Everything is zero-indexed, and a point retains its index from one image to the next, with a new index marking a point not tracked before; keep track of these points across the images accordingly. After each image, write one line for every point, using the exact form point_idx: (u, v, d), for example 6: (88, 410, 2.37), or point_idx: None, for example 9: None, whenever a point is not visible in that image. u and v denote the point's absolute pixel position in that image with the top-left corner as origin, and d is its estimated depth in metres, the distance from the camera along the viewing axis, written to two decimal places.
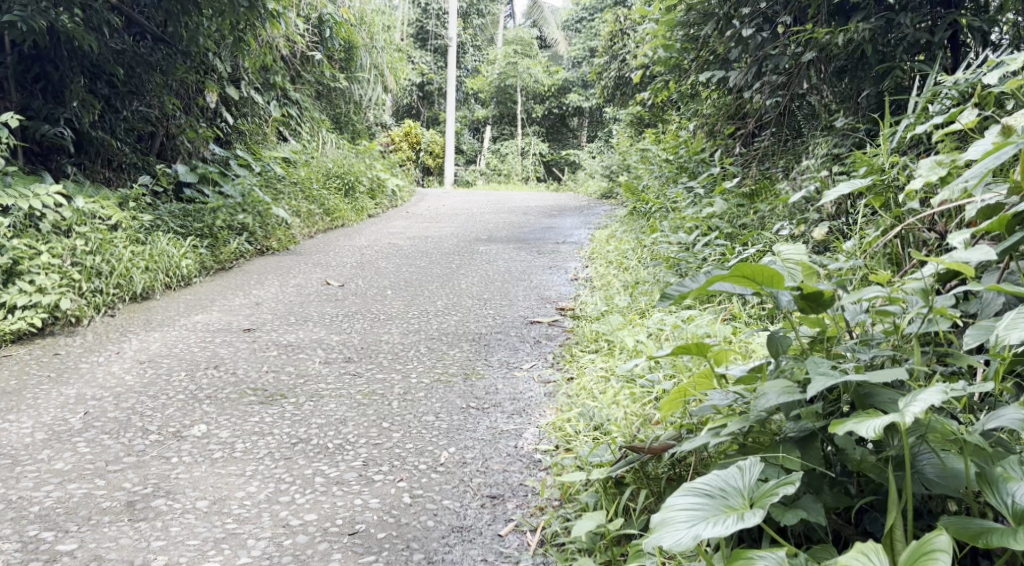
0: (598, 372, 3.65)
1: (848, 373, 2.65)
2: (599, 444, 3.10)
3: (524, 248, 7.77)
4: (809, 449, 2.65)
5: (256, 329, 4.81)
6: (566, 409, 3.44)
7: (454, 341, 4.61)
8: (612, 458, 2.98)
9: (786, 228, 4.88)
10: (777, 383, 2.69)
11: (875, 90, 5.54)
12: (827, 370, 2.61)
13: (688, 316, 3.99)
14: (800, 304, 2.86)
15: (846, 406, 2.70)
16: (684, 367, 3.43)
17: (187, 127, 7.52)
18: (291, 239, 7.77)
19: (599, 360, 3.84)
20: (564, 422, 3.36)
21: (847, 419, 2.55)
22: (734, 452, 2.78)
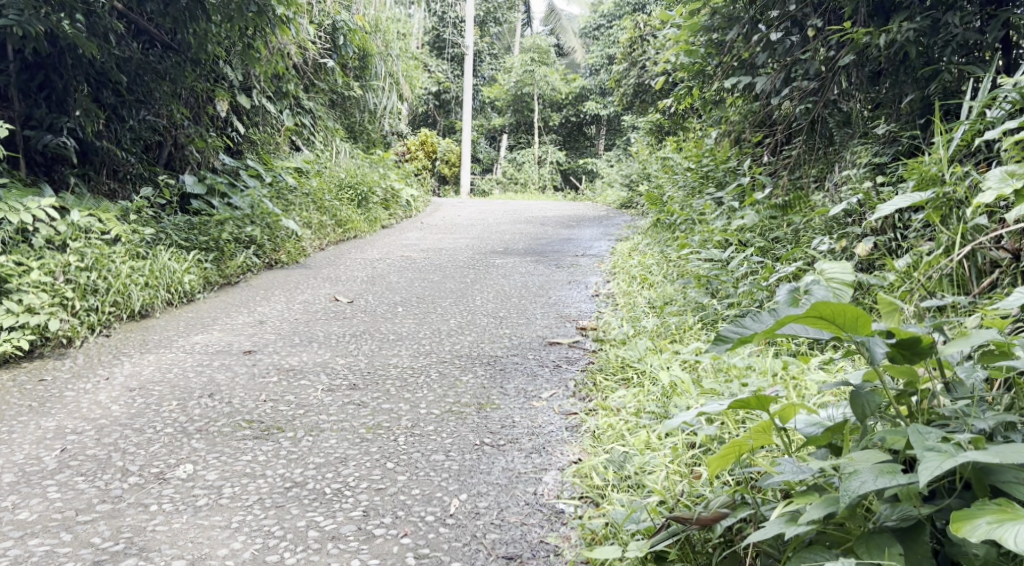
0: (630, 409, 3.33)
1: (967, 449, 2.40)
2: (635, 505, 2.80)
3: (543, 261, 7.46)
4: (915, 544, 2.40)
5: (258, 351, 4.50)
6: (593, 452, 3.13)
7: (468, 365, 4.29)
8: (653, 525, 2.69)
9: (827, 243, 4.58)
10: (873, 461, 2.43)
11: (918, 94, 5.17)
12: (938, 447, 2.38)
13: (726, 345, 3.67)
14: (891, 353, 2.57)
15: (958, 483, 2.47)
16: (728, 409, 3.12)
17: (196, 137, 7.25)
18: (301, 252, 7.44)
19: (629, 391, 3.52)
20: (589, 469, 3.05)
21: (978, 515, 2.33)
22: (811, 537, 2.50)
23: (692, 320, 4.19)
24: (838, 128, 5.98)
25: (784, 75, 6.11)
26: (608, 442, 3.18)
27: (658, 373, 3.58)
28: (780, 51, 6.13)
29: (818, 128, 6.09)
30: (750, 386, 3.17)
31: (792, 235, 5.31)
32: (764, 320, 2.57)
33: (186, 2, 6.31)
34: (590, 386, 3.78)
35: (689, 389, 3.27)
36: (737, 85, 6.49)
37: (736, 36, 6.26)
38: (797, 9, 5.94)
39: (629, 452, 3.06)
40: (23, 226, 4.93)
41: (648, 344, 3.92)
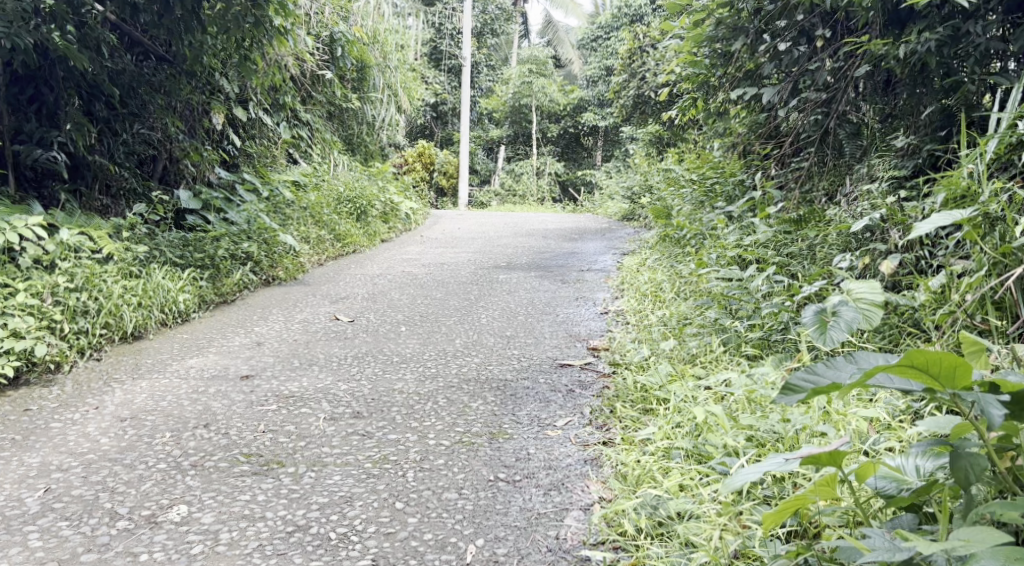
0: (657, 447, 3.15)
1: None
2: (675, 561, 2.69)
3: (548, 275, 7.28)
4: None
5: (256, 375, 4.30)
6: (620, 494, 2.98)
7: (477, 390, 4.09)
8: None
9: (849, 261, 4.43)
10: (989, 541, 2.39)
11: (938, 104, 4.99)
12: None
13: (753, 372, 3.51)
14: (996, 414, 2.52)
15: None
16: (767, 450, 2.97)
17: (191, 151, 7.05)
18: (299, 268, 7.24)
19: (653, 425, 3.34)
20: (618, 513, 2.89)
21: None
22: None
23: (713, 343, 4.00)
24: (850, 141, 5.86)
25: (791, 86, 6.00)
26: (638, 485, 3.01)
27: (683, 403, 3.39)
28: (787, 61, 5.97)
29: (831, 141, 5.92)
30: (792, 425, 3.04)
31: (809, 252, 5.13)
32: (846, 372, 2.53)
33: (181, 14, 6.11)
34: (610, 415, 3.59)
35: (723, 425, 3.09)
36: (743, 96, 6.36)
37: (741, 47, 6.05)
38: (805, 18, 5.78)
39: (662, 495, 2.90)
40: (9, 246, 4.74)
41: (670, 369, 3.73)
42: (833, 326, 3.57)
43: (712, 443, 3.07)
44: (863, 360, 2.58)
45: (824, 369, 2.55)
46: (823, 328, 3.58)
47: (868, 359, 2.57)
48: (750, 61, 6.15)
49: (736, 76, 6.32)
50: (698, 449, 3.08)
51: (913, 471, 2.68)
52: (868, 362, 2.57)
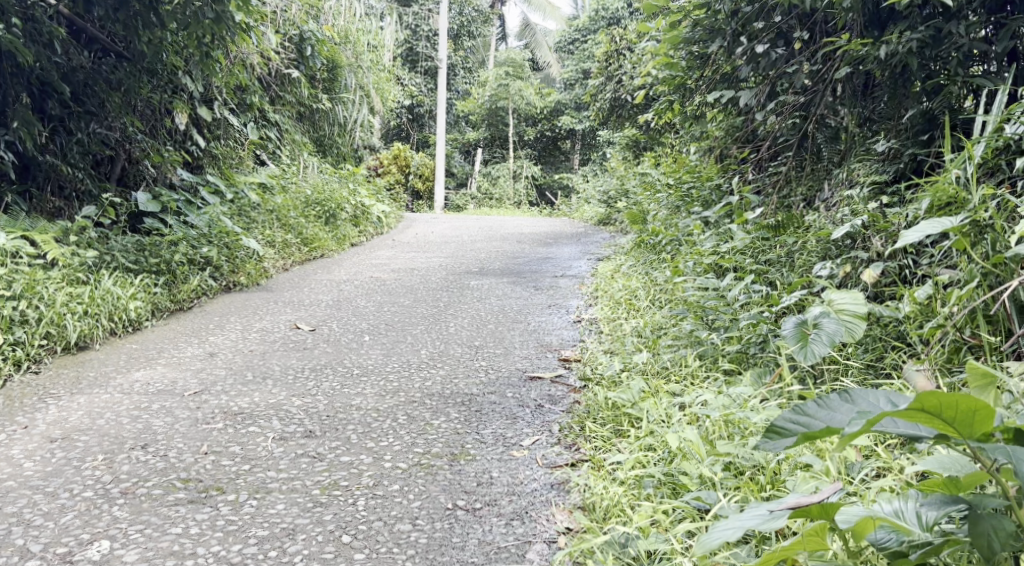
0: (628, 474, 2.94)
1: None
2: None
3: (520, 282, 7.06)
4: None
5: (204, 390, 4.04)
6: (586, 529, 2.77)
7: (439, 406, 3.85)
8: None
9: (830, 269, 4.25)
10: None
11: (919, 108, 4.79)
12: None
13: (731, 390, 3.30)
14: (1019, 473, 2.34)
15: None
16: (749, 483, 2.77)
17: (151, 151, 6.76)
18: (262, 273, 6.97)
19: (623, 450, 3.12)
20: (585, 552, 2.68)
21: None
22: None
23: (689, 356, 3.77)
24: (827, 144, 5.71)
25: (768, 89, 5.81)
26: (607, 517, 2.81)
27: (657, 424, 3.17)
28: (765, 64, 5.71)
29: (809, 145, 5.73)
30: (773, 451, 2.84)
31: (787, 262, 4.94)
32: (839, 415, 2.38)
33: (137, 8, 5.83)
34: (578, 434, 3.37)
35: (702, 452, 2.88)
36: (720, 98, 6.19)
37: (718, 49, 5.87)
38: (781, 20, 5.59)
39: (632, 532, 2.69)
40: None
41: (642, 384, 3.51)
42: (815, 339, 3.39)
43: (687, 472, 2.87)
44: (861, 400, 2.43)
45: (816, 411, 2.40)
46: (804, 341, 3.39)
47: (865, 399, 2.42)
48: (727, 63, 5.95)
49: (713, 77, 6.13)
50: (672, 477, 2.88)
51: (914, 518, 2.46)
52: (866, 401, 2.42)
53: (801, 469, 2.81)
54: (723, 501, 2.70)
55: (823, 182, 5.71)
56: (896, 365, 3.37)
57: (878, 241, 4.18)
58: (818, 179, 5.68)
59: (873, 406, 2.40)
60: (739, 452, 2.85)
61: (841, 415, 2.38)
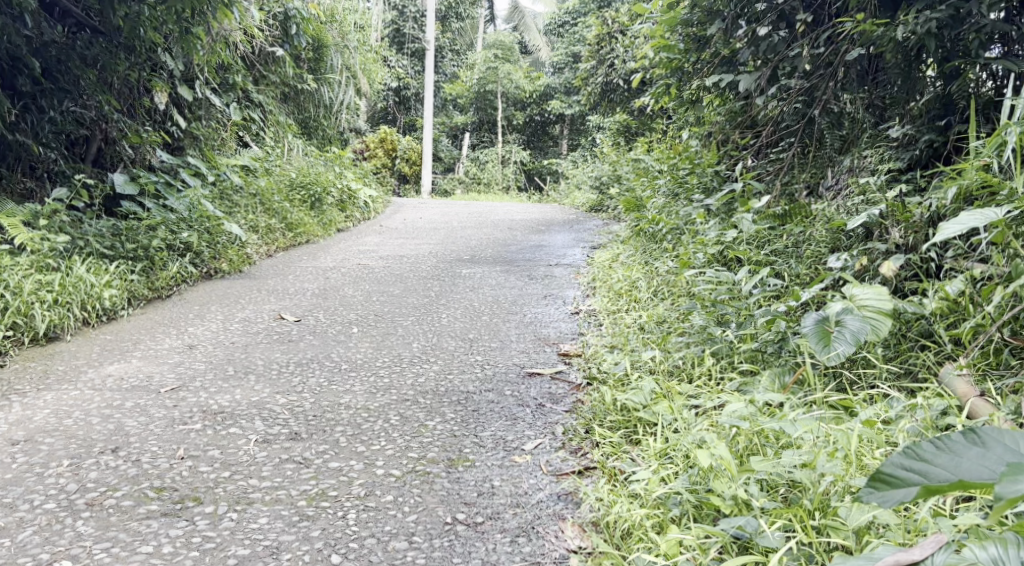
0: (648, 491, 2.71)
1: None
2: None
3: (513, 270, 6.81)
4: None
5: (182, 386, 3.78)
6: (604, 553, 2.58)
7: (434, 406, 3.60)
8: None
9: (845, 261, 4.03)
10: None
11: (937, 91, 4.56)
12: None
13: (754, 395, 3.08)
14: None
15: None
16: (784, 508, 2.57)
17: (128, 131, 6.44)
18: (245, 259, 6.68)
19: (638, 461, 2.91)
20: None
21: None
22: None
23: (701, 353, 3.52)
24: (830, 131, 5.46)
25: (769, 73, 5.48)
26: (627, 542, 2.63)
27: (672, 433, 2.96)
28: (764, 47, 5.45)
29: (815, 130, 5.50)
30: (810, 467, 2.64)
31: (796, 253, 4.71)
32: (971, 466, 2.22)
33: None
34: (586, 438, 3.15)
35: (730, 468, 2.65)
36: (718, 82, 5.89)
37: (716, 32, 5.65)
38: (785, 0, 5.35)
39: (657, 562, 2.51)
40: None
41: (653, 384, 3.26)
42: (838, 339, 3.16)
43: (713, 489, 2.65)
44: (993, 439, 2.25)
45: (941, 458, 2.24)
46: (826, 342, 3.17)
47: (998, 440, 2.24)
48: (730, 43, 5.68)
49: (714, 59, 5.86)
50: (697, 495, 2.66)
51: None
52: (998, 442, 2.25)
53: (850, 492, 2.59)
54: (762, 531, 2.51)
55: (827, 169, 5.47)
56: (922, 363, 3.16)
57: (896, 234, 3.96)
58: (824, 165, 5.46)
59: (1008, 449, 2.23)
60: (772, 468, 2.63)
61: (972, 466, 2.22)
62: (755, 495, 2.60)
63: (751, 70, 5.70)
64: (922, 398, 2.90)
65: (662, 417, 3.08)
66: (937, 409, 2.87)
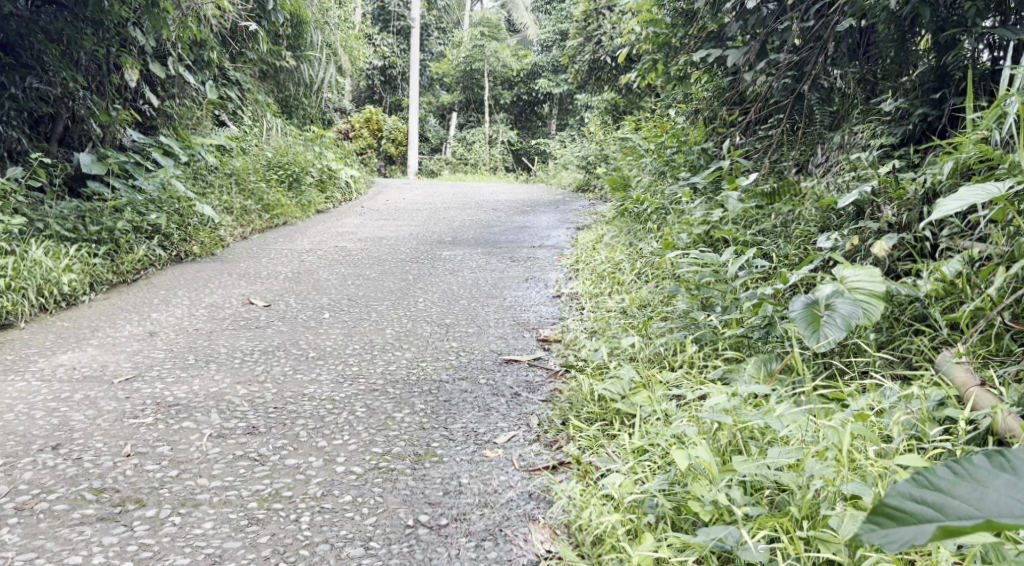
0: (623, 494, 2.53)
1: None
2: None
3: (495, 252, 6.61)
4: None
5: (137, 376, 3.58)
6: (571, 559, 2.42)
7: (403, 396, 3.41)
8: None
9: (835, 241, 3.85)
10: None
11: (931, 63, 4.36)
12: None
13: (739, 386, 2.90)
14: None
15: None
16: (769, 515, 2.39)
17: (97, 109, 6.16)
18: (217, 242, 6.47)
19: (613, 457, 2.73)
20: None
21: None
22: None
23: (684, 339, 3.33)
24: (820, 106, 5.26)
25: (758, 48, 5.27)
26: (600, 551, 2.45)
27: (650, 428, 2.78)
28: (753, 21, 5.18)
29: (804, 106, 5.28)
30: (800, 468, 2.46)
31: (782, 234, 4.53)
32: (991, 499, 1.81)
33: None
34: (561, 430, 2.98)
35: (710, 470, 2.47)
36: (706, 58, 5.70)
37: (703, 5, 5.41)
38: None
39: None
40: None
41: (632, 373, 3.08)
42: (828, 323, 2.99)
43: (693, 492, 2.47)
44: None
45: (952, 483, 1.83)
46: (815, 326, 3.00)
47: None
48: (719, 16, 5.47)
49: (701, 33, 5.65)
50: (675, 498, 2.48)
51: None
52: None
53: (844, 498, 2.39)
54: (745, 541, 2.33)
55: (816, 146, 5.28)
56: (914, 347, 2.98)
57: (888, 213, 3.78)
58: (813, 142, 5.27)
59: None
60: (756, 469, 2.45)
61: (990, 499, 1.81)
62: (738, 500, 2.41)
63: (739, 45, 5.50)
64: (918, 387, 2.72)
65: (640, 408, 2.90)
66: (934, 399, 2.68)
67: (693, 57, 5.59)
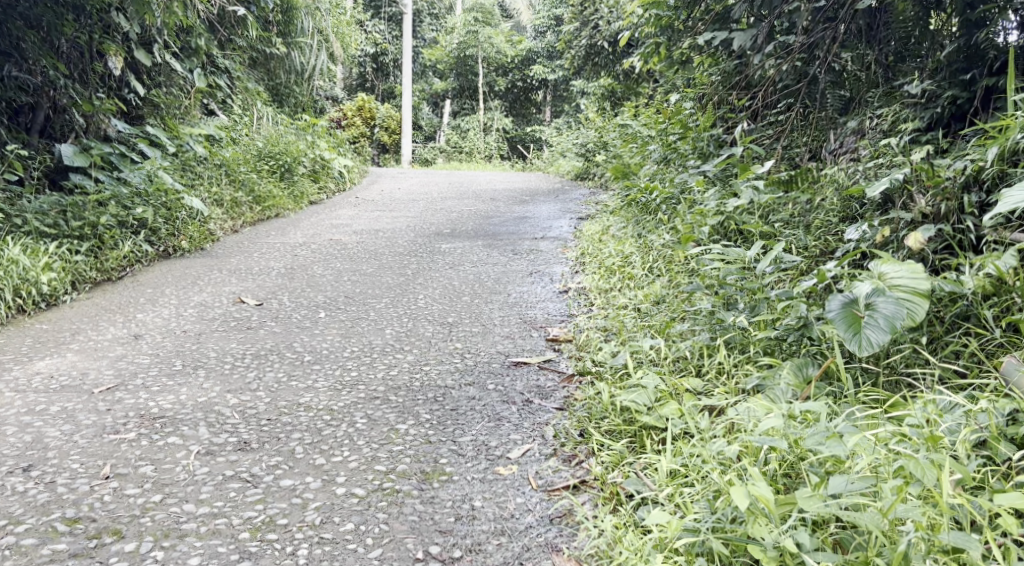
0: (670, 532, 2.32)
1: None
2: None
3: (496, 244, 6.37)
4: None
5: (120, 385, 3.31)
6: None
7: (407, 405, 3.17)
8: None
9: (863, 231, 3.62)
10: None
11: (959, 43, 4.08)
12: None
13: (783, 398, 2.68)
14: None
15: None
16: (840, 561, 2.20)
17: (80, 98, 5.86)
18: (206, 236, 6.21)
19: (648, 483, 2.52)
20: None
21: None
22: None
23: (711, 342, 3.08)
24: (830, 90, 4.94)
25: (766, 30, 4.95)
26: None
27: (687, 450, 2.57)
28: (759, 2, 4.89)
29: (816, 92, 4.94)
30: (873, 506, 2.25)
31: (803, 225, 4.30)
32: None
33: None
34: (581, 443, 2.78)
35: (768, 508, 2.26)
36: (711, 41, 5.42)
37: None
38: None
39: None
40: None
41: (658, 382, 2.85)
42: (869, 324, 2.76)
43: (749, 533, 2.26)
44: None
45: None
46: (856, 327, 2.76)
47: None
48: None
49: (707, 15, 5.39)
50: (727, 536, 2.28)
51: None
52: None
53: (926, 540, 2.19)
54: None
55: (830, 131, 5.00)
56: (966, 349, 2.75)
57: (919, 203, 3.55)
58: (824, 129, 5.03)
59: None
60: (822, 508, 2.25)
61: None
62: (805, 547, 2.22)
63: (746, 27, 5.21)
64: (986, 399, 2.48)
65: (670, 422, 2.70)
66: (1006, 412, 2.44)
67: (698, 41, 5.27)
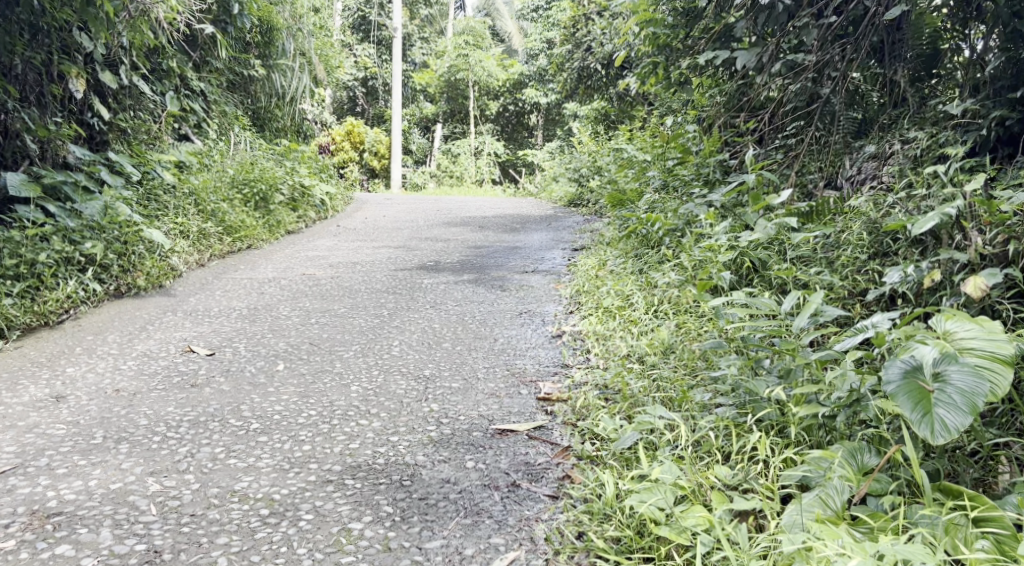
0: None
1: None
2: None
3: (482, 279, 5.80)
4: None
5: (19, 467, 2.79)
6: None
7: (366, 493, 2.64)
8: None
9: (907, 272, 3.07)
10: None
11: (1005, 56, 3.57)
12: None
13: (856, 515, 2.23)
14: None
15: None
16: None
17: (33, 123, 5.21)
18: (168, 271, 5.57)
19: None
20: None
21: None
22: None
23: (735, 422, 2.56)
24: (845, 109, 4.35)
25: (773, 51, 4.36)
26: None
27: None
28: (766, 16, 4.28)
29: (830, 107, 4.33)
30: None
31: (827, 263, 3.72)
32: None
33: None
34: (574, 550, 2.39)
35: None
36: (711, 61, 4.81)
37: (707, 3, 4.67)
38: None
39: None
40: None
41: (676, 478, 2.42)
42: (940, 400, 2.21)
43: None
44: None
45: None
46: (925, 404, 2.21)
47: None
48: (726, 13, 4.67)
49: (707, 33, 4.83)
50: None
51: None
52: None
53: None
54: None
55: (846, 157, 4.27)
56: None
57: (972, 246, 3.02)
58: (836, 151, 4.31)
59: None
60: None
61: None
62: None
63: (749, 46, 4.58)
64: None
65: (698, 538, 2.28)
66: None
67: (700, 60, 4.70)
